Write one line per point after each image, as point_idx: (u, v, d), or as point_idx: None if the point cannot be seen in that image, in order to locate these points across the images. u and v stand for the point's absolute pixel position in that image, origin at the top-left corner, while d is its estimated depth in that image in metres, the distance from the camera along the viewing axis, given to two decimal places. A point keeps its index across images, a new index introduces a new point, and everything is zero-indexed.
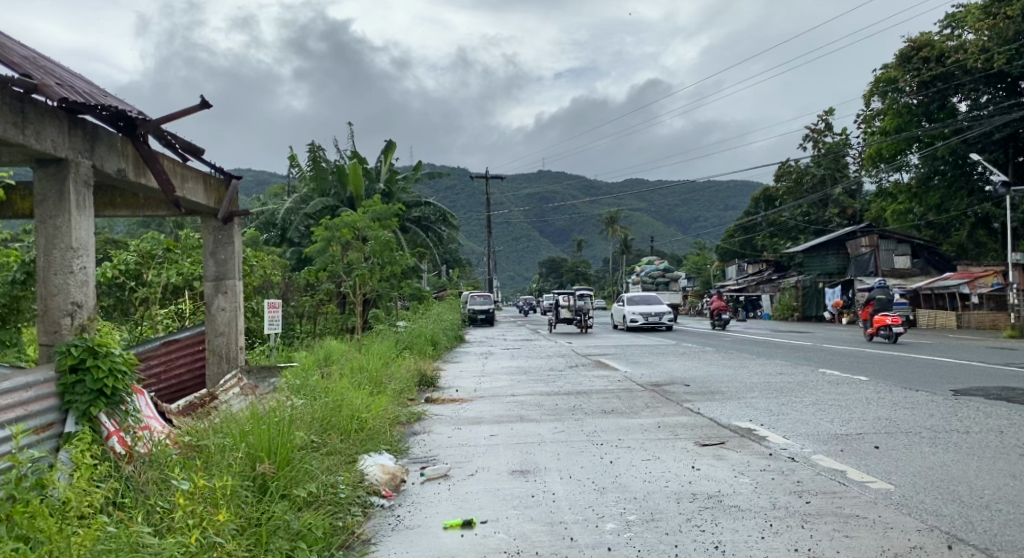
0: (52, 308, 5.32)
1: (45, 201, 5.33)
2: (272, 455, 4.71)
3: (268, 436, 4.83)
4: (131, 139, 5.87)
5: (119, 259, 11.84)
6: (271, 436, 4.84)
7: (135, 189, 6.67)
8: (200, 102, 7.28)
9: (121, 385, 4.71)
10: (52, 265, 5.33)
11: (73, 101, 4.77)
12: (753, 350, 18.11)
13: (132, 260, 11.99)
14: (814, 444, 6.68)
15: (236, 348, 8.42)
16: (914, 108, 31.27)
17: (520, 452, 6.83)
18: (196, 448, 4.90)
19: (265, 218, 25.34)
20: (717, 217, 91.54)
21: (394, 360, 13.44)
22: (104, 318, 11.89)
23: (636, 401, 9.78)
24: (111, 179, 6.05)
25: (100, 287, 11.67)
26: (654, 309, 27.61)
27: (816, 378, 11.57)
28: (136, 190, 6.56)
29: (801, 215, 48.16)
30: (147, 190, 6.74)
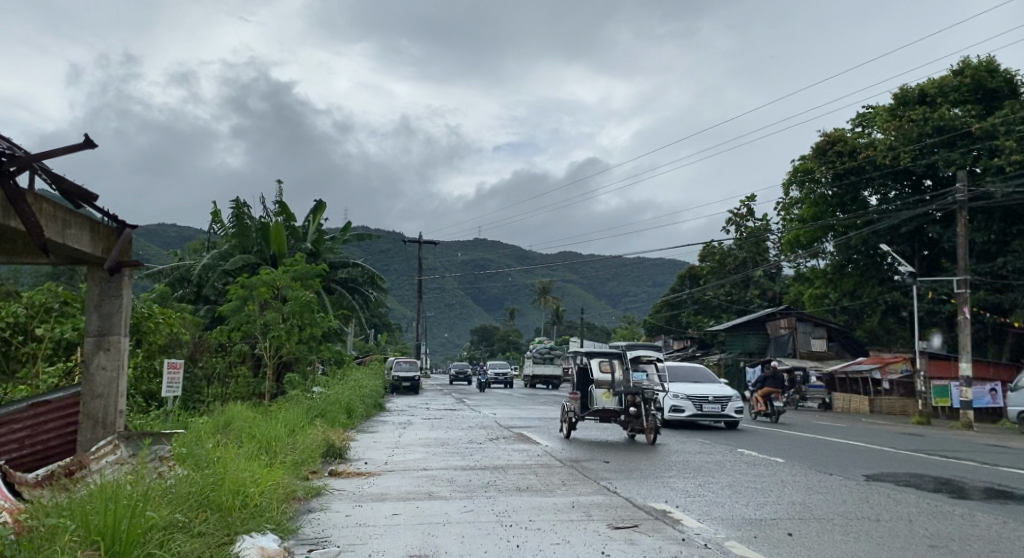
0: None
1: None
2: (120, 541, 4.15)
3: (121, 516, 4.25)
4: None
5: (7, 309, 11.00)
6: (125, 515, 4.26)
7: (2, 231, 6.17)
8: (85, 142, 6.96)
9: None
10: None
11: None
12: (683, 427, 17.74)
13: (23, 312, 11.13)
14: (729, 528, 6.43)
15: (116, 413, 7.78)
16: (829, 199, 32.65)
17: (421, 533, 6.34)
18: (34, 528, 4.33)
19: (180, 274, 24.40)
20: (645, 292, 93.22)
21: (303, 428, 12.76)
22: None
23: (553, 478, 9.37)
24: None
25: None
26: (719, 394, 17.43)
27: (733, 458, 11.44)
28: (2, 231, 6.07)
29: (723, 294, 49.40)
30: (17, 232, 6.26)
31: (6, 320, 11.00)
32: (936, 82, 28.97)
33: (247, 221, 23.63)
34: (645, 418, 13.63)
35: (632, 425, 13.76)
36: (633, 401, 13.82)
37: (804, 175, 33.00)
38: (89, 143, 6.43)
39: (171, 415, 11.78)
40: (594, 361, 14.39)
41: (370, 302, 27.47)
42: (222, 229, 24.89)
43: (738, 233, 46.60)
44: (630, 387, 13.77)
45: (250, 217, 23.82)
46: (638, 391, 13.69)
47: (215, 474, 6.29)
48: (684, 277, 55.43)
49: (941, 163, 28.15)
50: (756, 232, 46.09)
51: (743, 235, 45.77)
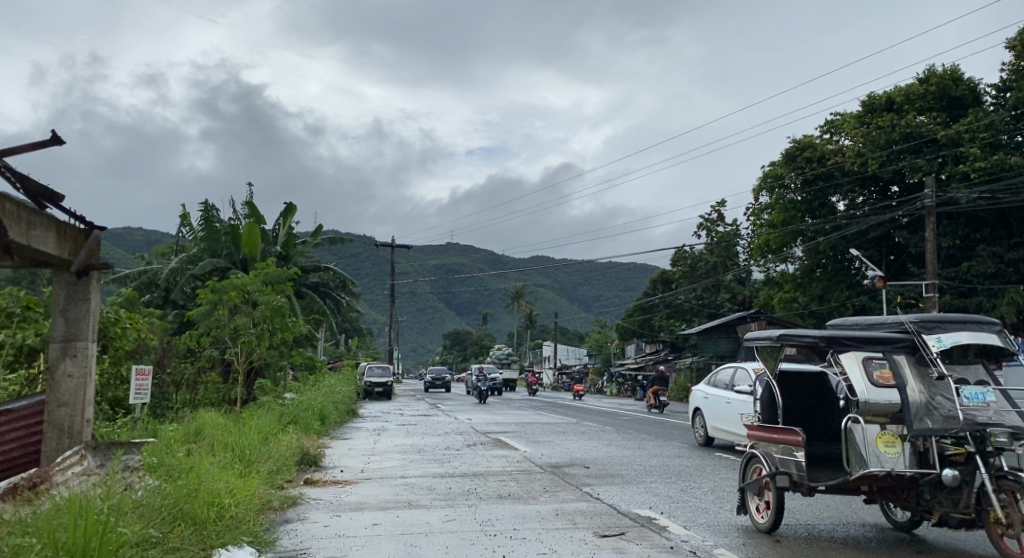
0: None
1: None
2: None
3: (88, 533, 4.01)
4: None
5: None
6: (92, 533, 4.02)
7: None
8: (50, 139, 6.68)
9: None
10: None
11: None
12: None
13: None
14: (718, 536, 6.32)
15: (82, 421, 7.44)
16: (799, 204, 32.96)
17: (403, 545, 6.13)
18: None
19: (147, 278, 23.90)
20: (617, 296, 93.45)
21: (275, 435, 12.47)
22: None
23: (534, 484, 9.22)
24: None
25: None
26: None
27: (712, 462, 11.40)
28: None
29: (695, 298, 49.65)
30: None
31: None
32: (903, 89, 29.38)
33: (216, 224, 23.18)
34: (982, 499, 5.29)
35: (947, 513, 5.51)
36: (947, 455, 5.57)
37: (774, 180, 33.24)
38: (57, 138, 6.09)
39: (139, 423, 11.43)
40: (848, 354, 6.33)
41: (342, 306, 27.11)
42: (191, 232, 24.40)
43: (709, 238, 46.85)
44: (942, 422, 5.61)
45: (219, 221, 23.38)
46: (964, 432, 5.44)
47: (187, 485, 6.01)
48: (656, 281, 55.63)
49: (908, 169, 28.45)
50: (727, 237, 46.42)
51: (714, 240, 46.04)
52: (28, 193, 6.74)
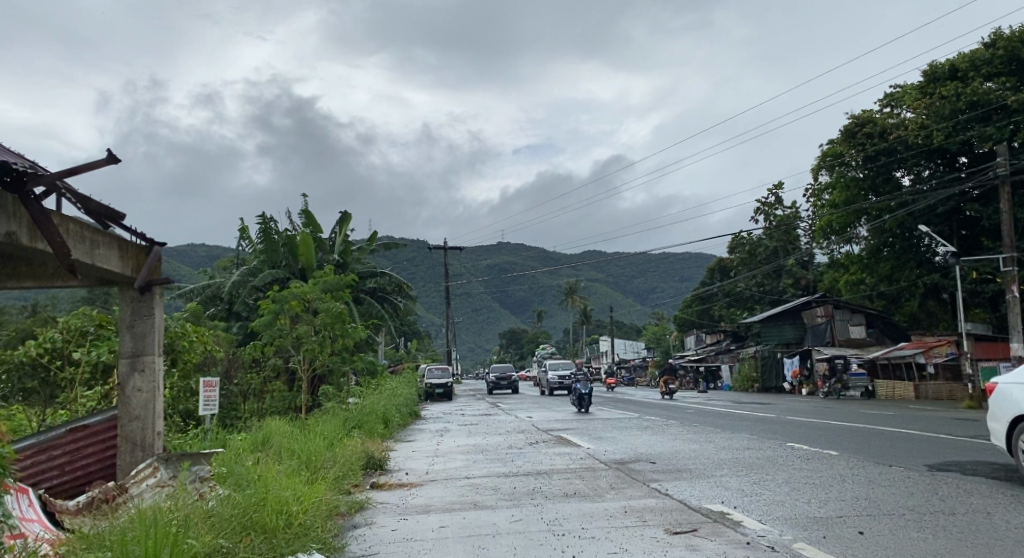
0: None
1: None
2: None
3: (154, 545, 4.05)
4: (22, 198, 5.42)
5: (44, 335, 10.95)
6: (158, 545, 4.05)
7: (29, 254, 6.08)
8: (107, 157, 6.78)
9: None
10: None
11: None
12: None
13: (59, 337, 11.07)
14: (795, 530, 6.09)
15: (153, 434, 7.60)
16: (861, 182, 31.97)
17: (471, 547, 6.06)
18: None
19: (211, 291, 24.49)
20: (673, 287, 92.25)
21: (340, 440, 12.57)
22: (22, 403, 10.84)
23: (600, 482, 9.07)
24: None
25: (18, 367, 10.72)
26: None
27: (784, 452, 11.08)
28: (29, 254, 5.98)
29: (755, 285, 48.65)
30: (43, 255, 6.16)
31: (45, 346, 10.99)
32: (967, 56, 28.23)
33: (274, 236, 23.60)
34: None
35: None
36: None
37: (833, 159, 32.33)
38: (113, 157, 6.22)
39: (210, 433, 11.68)
40: None
41: (400, 310, 27.37)
42: (251, 245, 24.92)
43: (767, 222, 45.84)
44: None
45: (277, 232, 23.80)
46: None
47: (255, 494, 6.06)
48: (713, 270, 54.75)
49: (976, 139, 27.33)
50: (786, 220, 45.35)
51: (773, 224, 45.03)
52: (90, 214, 6.91)
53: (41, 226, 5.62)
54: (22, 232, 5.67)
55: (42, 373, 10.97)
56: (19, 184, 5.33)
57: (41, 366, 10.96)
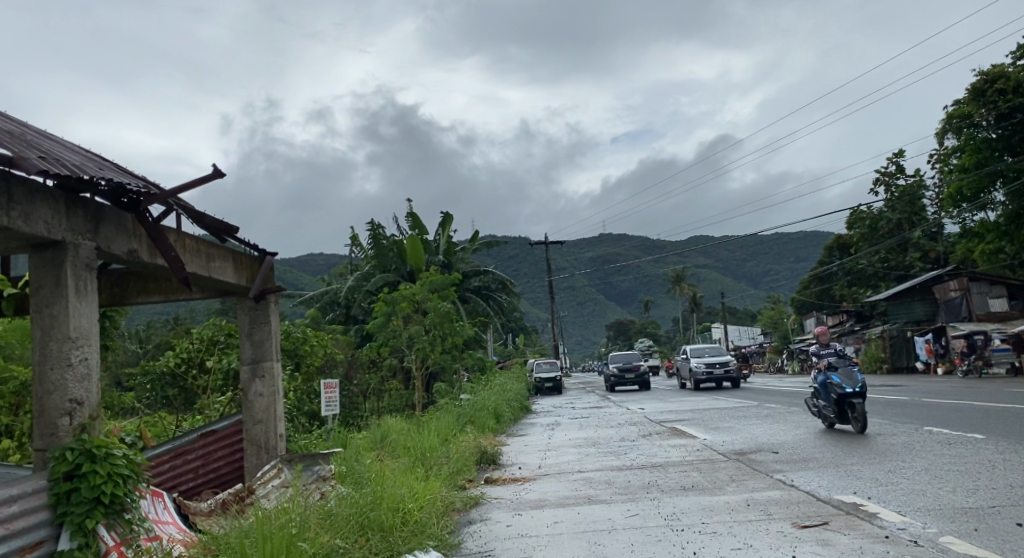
0: (48, 407, 5.04)
1: (42, 289, 5.10)
2: None
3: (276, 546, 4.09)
4: (138, 217, 5.69)
5: (180, 345, 11.60)
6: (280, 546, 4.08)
7: (151, 270, 6.40)
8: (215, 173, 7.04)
9: (121, 492, 4.60)
10: (49, 358, 5.04)
11: (57, 173, 4.61)
12: None
13: (192, 347, 11.69)
14: (941, 522, 5.64)
15: (275, 436, 7.89)
16: (994, 143, 29.67)
17: (587, 543, 5.94)
18: None
19: (328, 297, 25.42)
20: (789, 269, 88.95)
21: (455, 437, 12.73)
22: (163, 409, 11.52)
23: (720, 474, 8.76)
24: (123, 262, 5.86)
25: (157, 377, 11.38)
26: None
27: (921, 438, 10.39)
28: (151, 270, 6.30)
29: (878, 262, 46.14)
30: (163, 270, 6.47)
31: (181, 355, 11.67)
32: None
33: (383, 240, 24.18)
34: None
35: None
36: None
37: (960, 120, 30.26)
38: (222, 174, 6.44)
39: (331, 433, 12.08)
40: None
41: (506, 306, 27.54)
42: (362, 250, 25.69)
43: (888, 193, 43.32)
44: None
45: (386, 237, 24.39)
46: None
47: (370, 493, 6.15)
48: (831, 248, 52.29)
49: None
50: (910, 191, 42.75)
51: (895, 196, 42.55)
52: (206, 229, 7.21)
53: (158, 242, 5.90)
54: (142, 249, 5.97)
55: (180, 382, 11.63)
56: (138, 205, 5.61)
57: (179, 375, 11.62)
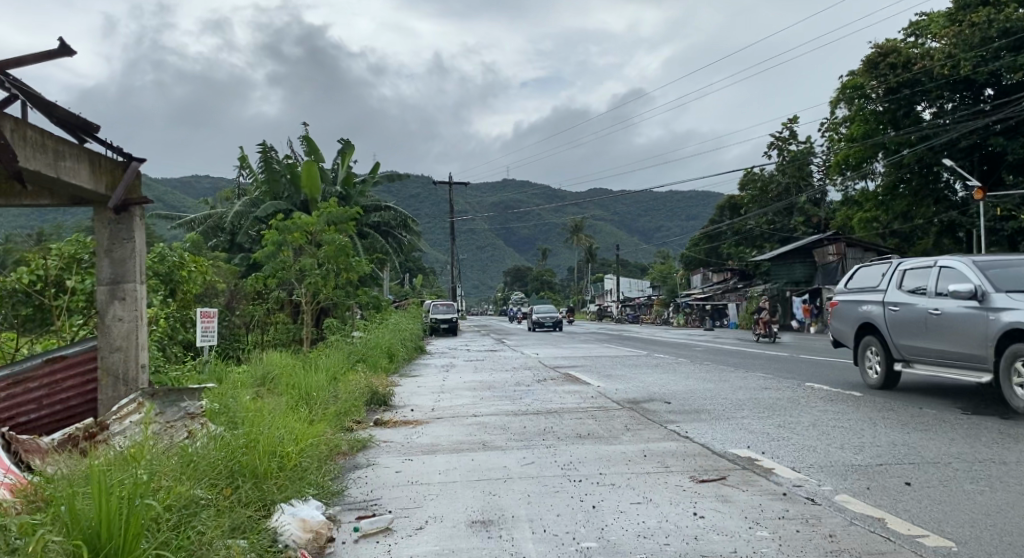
0: None
1: None
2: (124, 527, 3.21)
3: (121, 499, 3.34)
4: None
5: (37, 262, 10.36)
6: (124, 500, 3.32)
7: None
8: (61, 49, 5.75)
9: None
10: None
11: None
12: None
13: (53, 265, 10.49)
14: (836, 478, 5.57)
15: (136, 367, 7.05)
16: (880, 115, 30.85)
17: (480, 493, 5.54)
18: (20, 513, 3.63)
19: (213, 222, 24.00)
20: (680, 226, 91.33)
21: (343, 375, 12.13)
22: (18, 331, 10.38)
23: (616, 422, 8.59)
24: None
25: (14, 296, 10.21)
26: None
27: (806, 393, 10.58)
28: None
29: (766, 223, 47.72)
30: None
31: (37, 272, 10.41)
32: None
33: (275, 164, 22.84)
34: None
35: None
36: None
37: (853, 91, 31.14)
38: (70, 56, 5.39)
39: (209, 366, 11.25)
40: None
41: (404, 246, 26.72)
42: (253, 175, 24.19)
43: (779, 157, 44.70)
44: None
45: (278, 161, 23.02)
46: None
47: (244, 436, 5.49)
48: (723, 207, 53.75)
49: (1005, 69, 26.36)
50: (800, 156, 44.27)
51: (785, 160, 44.00)
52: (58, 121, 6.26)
53: None
54: None
55: (36, 300, 10.41)
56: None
57: (35, 293, 10.40)
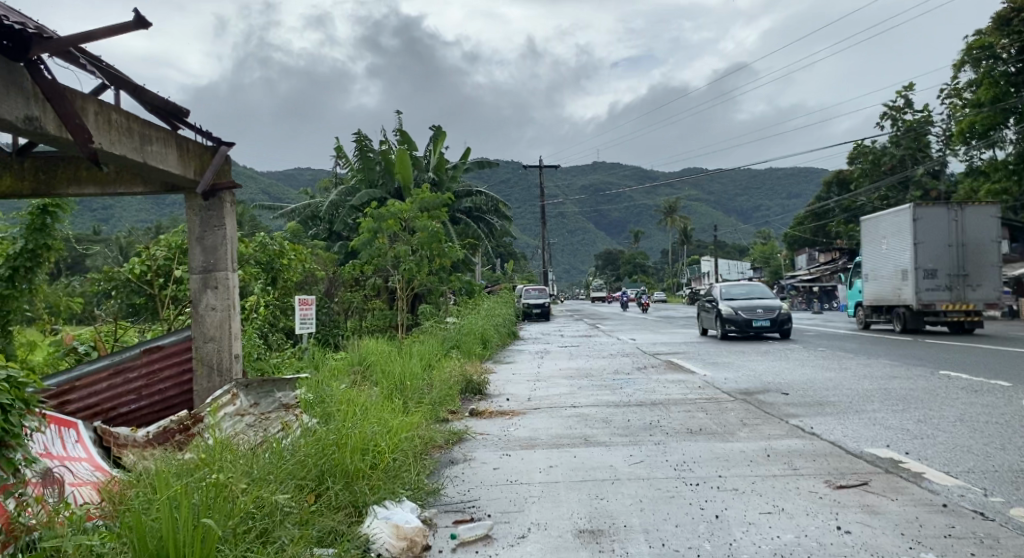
0: None
1: None
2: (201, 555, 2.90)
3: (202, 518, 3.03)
4: (33, 73, 4.61)
5: (147, 253, 10.46)
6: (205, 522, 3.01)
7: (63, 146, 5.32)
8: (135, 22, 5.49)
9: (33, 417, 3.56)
10: None
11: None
12: None
13: (162, 255, 10.59)
14: (1005, 487, 4.81)
15: (230, 357, 6.92)
16: (1012, 77, 28.62)
17: (587, 497, 5.05)
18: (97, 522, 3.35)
19: (310, 211, 24.36)
20: (781, 205, 87.96)
21: (438, 362, 11.85)
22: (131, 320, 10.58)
23: (729, 416, 7.94)
24: (18, 130, 4.78)
25: (128, 286, 10.36)
26: None
27: (945, 383, 9.59)
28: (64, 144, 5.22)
29: (878, 199, 45.09)
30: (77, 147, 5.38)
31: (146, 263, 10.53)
32: None
33: (369, 152, 22.94)
34: None
35: None
36: None
37: (979, 52, 29.18)
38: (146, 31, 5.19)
39: (307, 353, 11.19)
40: None
41: (496, 231, 26.37)
42: (348, 164, 24.40)
43: (893, 128, 42.08)
44: None
45: (373, 150, 23.08)
46: None
47: (335, 431, 5.15)
48: (829, 183, 51.11)
49: None
50: (917, 126, 41.53)
51: (900, 131, 41.38)
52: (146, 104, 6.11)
53: (59, 106, 4.77)
54: (45, 118, 4.89)
55: (146, 290, 10.54)
56: (26, 51, 4.48)
57: (145, 283, 10.52)
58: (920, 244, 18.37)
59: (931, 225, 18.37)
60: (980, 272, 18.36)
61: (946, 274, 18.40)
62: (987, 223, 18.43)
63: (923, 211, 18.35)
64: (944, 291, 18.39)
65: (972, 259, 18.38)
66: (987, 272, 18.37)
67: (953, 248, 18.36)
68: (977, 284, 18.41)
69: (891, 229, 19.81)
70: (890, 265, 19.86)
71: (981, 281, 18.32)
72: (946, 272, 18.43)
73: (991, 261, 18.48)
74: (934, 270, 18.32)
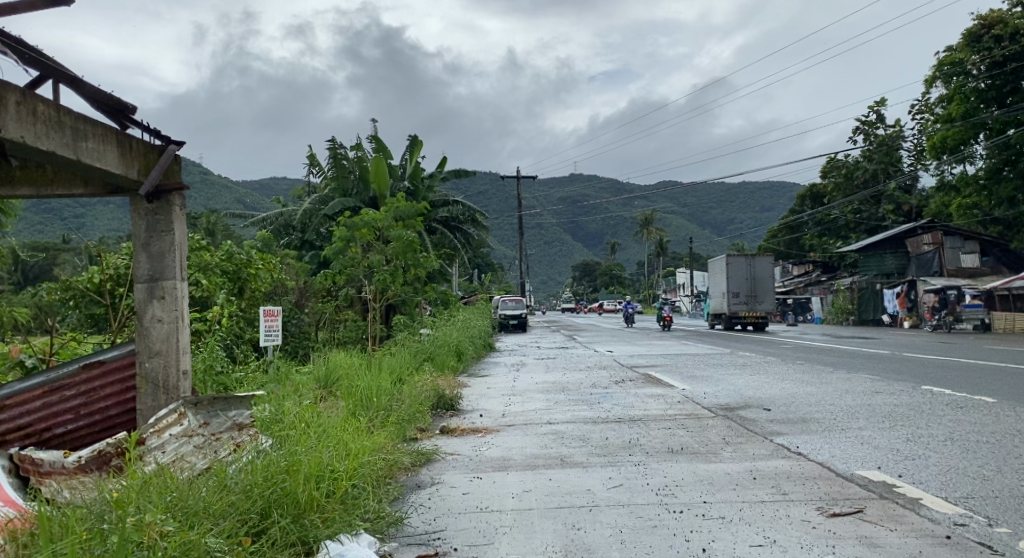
0: None
1: None
2: None
3: None
4: None
5: (110, 261, 9.92)
6: None
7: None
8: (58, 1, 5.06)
9: None
10: None
11: None
12: None
13: (124, 262, 10.04)
14: (1009, 516, 4.54)
15: (177, 373, 6.45)
16: (982, 93, 28.84)
17: (563, 527, 4.65)
18: None
19: (281, 220, 23.81)
20: (753, 218, 88.53)
21: (409, 376, 11.42)
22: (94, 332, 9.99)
23: (711, 434, 7.60)
24: None
25: (89, 296, 9.76)
26: None
27: (928, 399, 9.35)
28: None
29: (852, 212, 45.33)
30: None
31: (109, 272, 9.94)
32: None
33: (343, 161, 22.44)
34: None
35: None
36: None
37: (950, 69, 29.37)
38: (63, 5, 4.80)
39: (273, 366, 10.67)
40: None
41: (472, 241, 25.96)
42: (322, 172, 23.91)
43: (866, 142, 42.40)
44: None
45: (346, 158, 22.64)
46: None
47: (287, 455, 4.71)
48: (804, 196, 51.30)
49: None
50: (889, 140, 41.86)
51: (872, 145, 41.70)
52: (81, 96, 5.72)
53: None
54: None
55: (108, 300, 9.92)
56: None
57: (107, 292, 9.93)
58: (731, 277, 35.13)
59: (736, 267, 35.11)
60: (763, 294, 35.11)
61: (744, 294, 35.18)
62: (766, 267, 35.28)
63: (734, 261, 34.86)
64: (743, 303, 35.14)
65: (758, 286, 35.03)
66: (766, 295, 35.20)
67: (747, 280, 35.20)
68: (763, 300, 34.97)
69: (721, 271, 36.36)
70: (719, 290, 36.58)
71: (763, 297, 35.06)
72: (745, 293, 35.07)
73: (770, 288, 35.14)
74: (736, 291, 35.05)
